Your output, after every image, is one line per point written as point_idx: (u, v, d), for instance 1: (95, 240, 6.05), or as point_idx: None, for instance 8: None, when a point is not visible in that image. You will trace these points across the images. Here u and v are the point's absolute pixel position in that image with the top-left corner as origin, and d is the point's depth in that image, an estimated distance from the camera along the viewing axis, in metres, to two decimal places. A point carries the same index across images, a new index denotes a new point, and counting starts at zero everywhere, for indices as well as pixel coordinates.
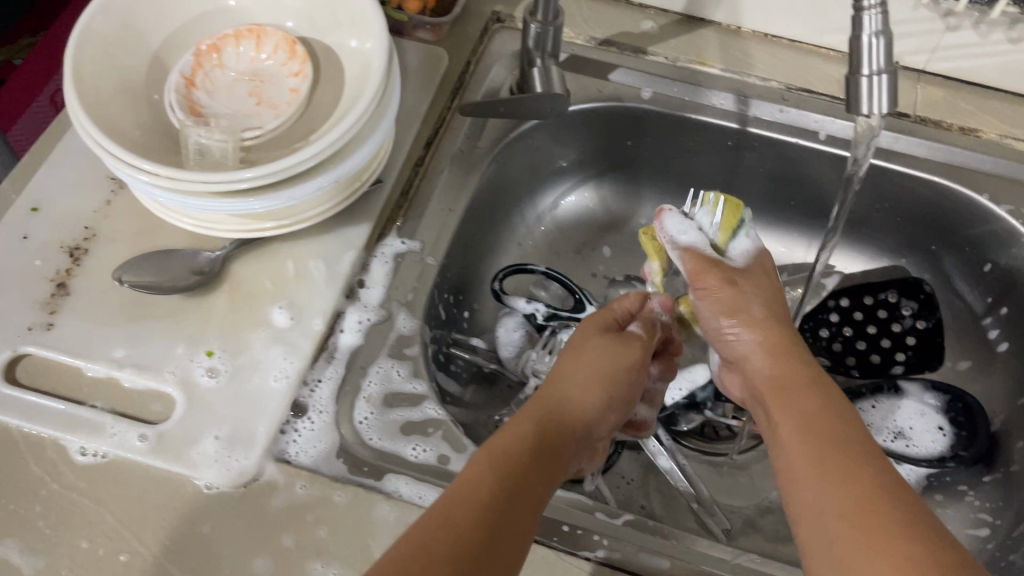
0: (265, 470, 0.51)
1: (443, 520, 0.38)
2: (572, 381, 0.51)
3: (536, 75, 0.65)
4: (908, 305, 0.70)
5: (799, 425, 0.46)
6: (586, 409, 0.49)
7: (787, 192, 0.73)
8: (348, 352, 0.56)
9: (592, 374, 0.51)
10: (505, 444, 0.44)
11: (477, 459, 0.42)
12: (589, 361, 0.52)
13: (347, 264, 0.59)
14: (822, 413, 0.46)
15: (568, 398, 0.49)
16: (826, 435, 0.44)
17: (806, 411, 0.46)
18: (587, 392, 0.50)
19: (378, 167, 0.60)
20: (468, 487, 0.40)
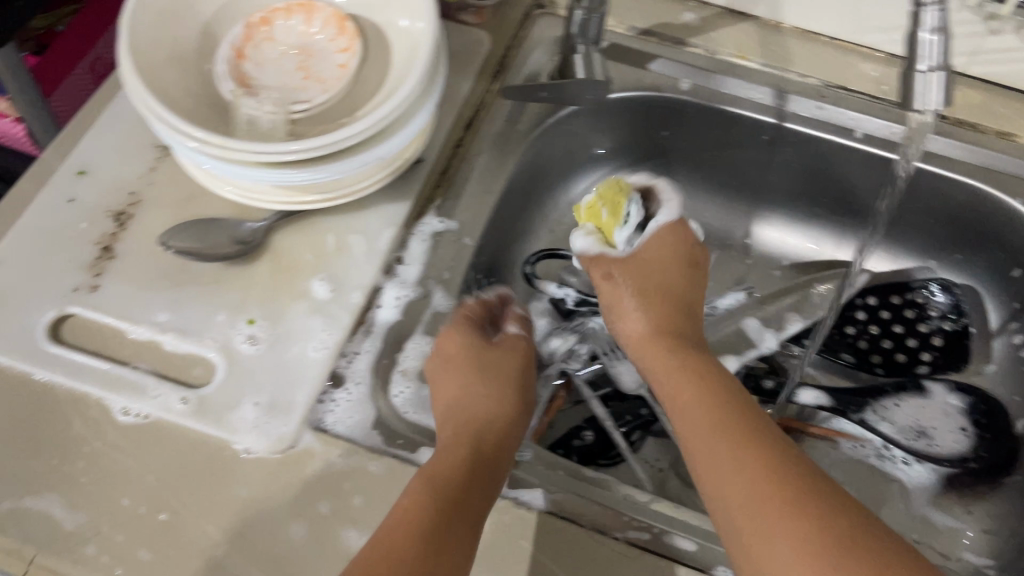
0: (303, 438, 0.51)
1: (397, 546, 0.41)
2: (473, 388, 0.54)
3: (578, 60, 0.65)
4: (936, 306, 0.71)
5: (698, 419, 0.48)
6: (482, 415, 0.52)
7: (818, 189, 0.73)
8: (385, 328, 0.57)
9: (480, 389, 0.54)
10: (445, 467, 0.47)
11: (416, 488, 0.45)
12: (477, 371, 0.55)
13: (386, 240, 0.59)
14: (722, 405, 0.48)
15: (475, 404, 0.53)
16: (734, 426, 0.46)
17: (707, 405, 0.49)
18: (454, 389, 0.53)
19: (420, 146, 0.61)
20: (409, 511, 0.43)
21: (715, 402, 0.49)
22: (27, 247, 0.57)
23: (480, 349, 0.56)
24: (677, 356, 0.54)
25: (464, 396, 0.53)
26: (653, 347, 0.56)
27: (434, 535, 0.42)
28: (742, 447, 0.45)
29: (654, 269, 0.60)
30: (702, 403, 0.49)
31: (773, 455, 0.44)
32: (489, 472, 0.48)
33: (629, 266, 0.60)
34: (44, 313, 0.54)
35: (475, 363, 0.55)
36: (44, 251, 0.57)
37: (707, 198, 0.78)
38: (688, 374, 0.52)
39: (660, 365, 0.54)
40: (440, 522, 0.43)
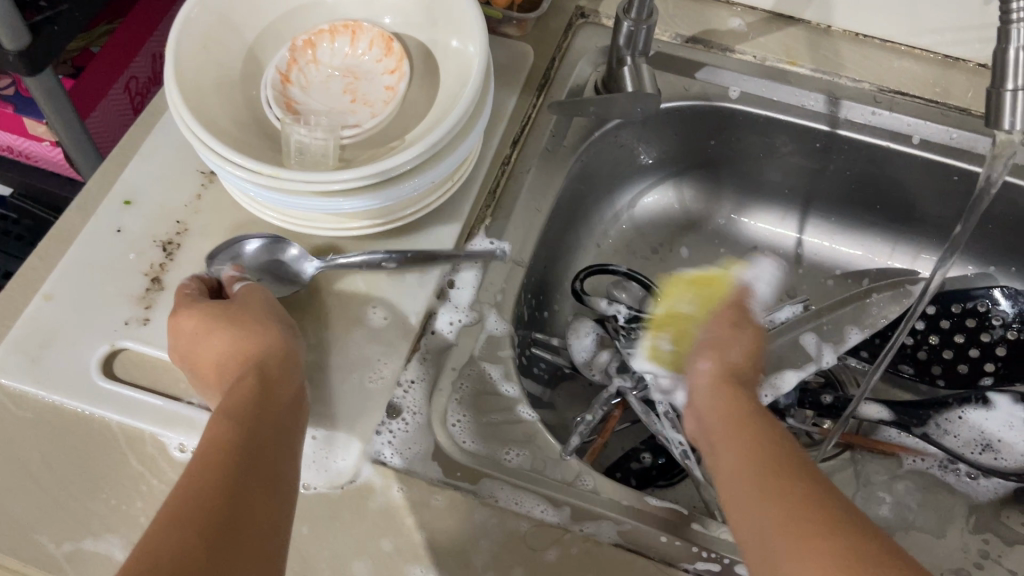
0: (362, 471, 0.51)
1: (215, 467, 0.39)
2: (219, 347, 0.49)
3: (626, 72, 0.64)
4: (999, 314, 0.68)
5: (732, 457, 0.44)
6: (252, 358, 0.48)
7: (872, 196, 0.71)
8: (438, 355, 0.56)
9: (228, 346, 0.49)
10: (244, 401, 0.44)
11: (221, 421, 0.43)
12: (229, 336, 0.49)
13: (437, 264, 0.58)
14: (762, 449, 0.43)
15: (219, 355, 0.49)
16: (762, 463, 0.42)
17: (744, 455, 0.43)
18: (222, 344, 0.49)
19: (469, 166, 0.60)
20: (218, 438, 0.41)
21: (757, 440, 0.44)
22: (75, 279, 0.56)
23: (225, 318, 0.50)
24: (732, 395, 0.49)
25: (221, 366, 0.49)
26: (730, 427, 0.46)
27: (229, 467, 0.40)
28: (765, 493, 0.40)
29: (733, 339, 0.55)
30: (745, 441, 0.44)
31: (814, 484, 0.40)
32: (289, 417, 0.46)
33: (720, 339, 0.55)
34: (95, 348, 0.54)
35: (230, 313, 0.50)
36: (93, 284, 0.56)
37: (756, 206, 0.76)
38: (731, 416, 0.47)
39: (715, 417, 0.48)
40: (234, 451, 0.41)
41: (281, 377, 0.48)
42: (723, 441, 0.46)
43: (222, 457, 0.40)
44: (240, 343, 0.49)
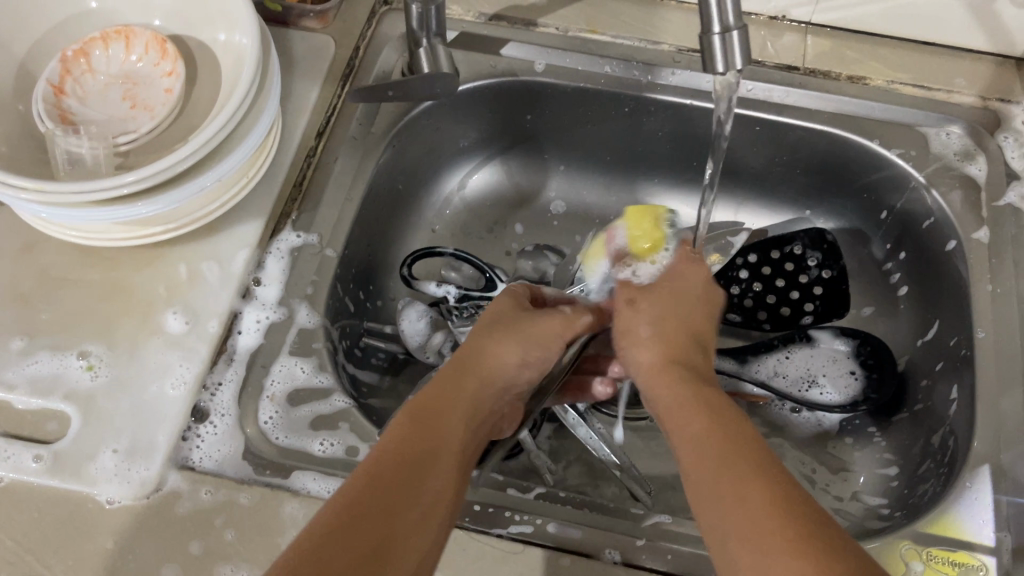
0: (168, 479, 0.50)
1: (384, 478, 0.39)
2: (488, 338, 0.52)
3: (423, 54, 0.64)
4: (813, 256, 0.71)
5: (702, 451, 0.43)
6: (509, 362, 0.52)
7: (688, 153, 0.73)
8: (247, 354, 0.55)
9: (546, 331, 0.55)
10: (438, 405, 0.45)
11: (401, 422, 0.43)
12: (512, 326, 0.53)
13: (240, 263, 0.58)
14: (725, 446, 0.42)
15: (488, 352, 0.51)
16: (714, 440, 0.42)
17: (764, 492, 0.38)
18: (481, 331, 0.53)
19: (266, 161, 0.59)
20: (383, 445, 0.41)
21: (693, 420, 0.45)
22: None
23: (520, 313, 0.55)
24: (667, 358, 0.52)
25: (510, 333, 0.53)
26: (707, 465, 0.42)
27: (375, 515, 0.37)
28: (792, 541, 0.35)
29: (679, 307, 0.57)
30: (696, 415, 0.45)
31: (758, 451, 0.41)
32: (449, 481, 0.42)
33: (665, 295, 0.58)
34: None
35: (528, 327, 0.54)
36: None
37: (584, 176, 0.77)
38: (681, 396, 0.48)
39: (661, 389, 0.50)
40: (412, 449, 0.41)
41: (503, 388, 0.51)
42: (703, 481, 0.41)
43: (367, 500, 0.37)
44: (534, 335, 0.54)
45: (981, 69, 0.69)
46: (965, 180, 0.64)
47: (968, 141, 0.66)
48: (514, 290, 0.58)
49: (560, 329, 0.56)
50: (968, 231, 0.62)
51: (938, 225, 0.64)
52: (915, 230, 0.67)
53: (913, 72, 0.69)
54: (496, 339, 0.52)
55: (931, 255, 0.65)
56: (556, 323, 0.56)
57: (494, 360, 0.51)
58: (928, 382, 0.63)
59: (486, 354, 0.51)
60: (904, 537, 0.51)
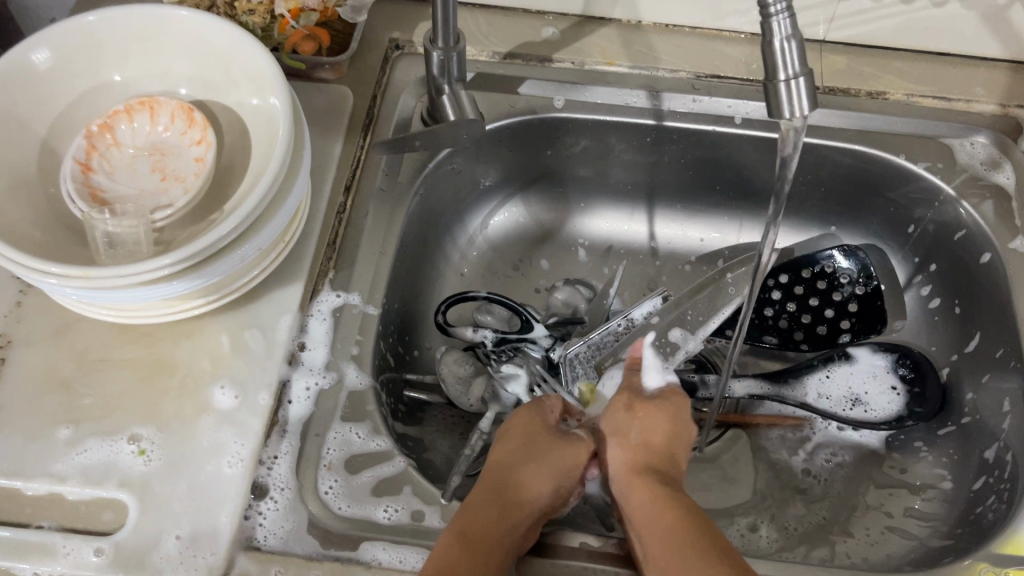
0: (235, 561, 0.48)
1: None
2: (521, 472, 0.53)
3: (446, 101, 0.63)
4: (845, 272, 0.71)
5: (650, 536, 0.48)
6: (540, 491, 0.53)
7: (711, 178, 0.73)
8: (300, 424, 0.54)
9: (569, 464, 0.55)
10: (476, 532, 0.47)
11: (448, 543, 0.46)
12: (540, 456, 0.54)
13: (283, 329, 0.56)
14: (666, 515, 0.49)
15: (520, 487, 0.52)
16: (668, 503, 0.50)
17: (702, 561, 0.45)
18: (509, 458, 0.54)
19: (300, 223, 0.58)
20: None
21: (672, 556, 0.46)
22: None
23: (547, 439, 0.56)
24: (657, 489, 0.51)
25: (536, 466, 0.54)
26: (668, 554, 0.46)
27: None
28: None
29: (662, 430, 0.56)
30: (655, 503, 0.50)
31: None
32: None
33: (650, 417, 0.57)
34: None
35: (552, 447, 0.55)
36: None
37: (604, 207, 0.77)
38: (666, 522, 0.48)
39: (644, 525, 0.49)
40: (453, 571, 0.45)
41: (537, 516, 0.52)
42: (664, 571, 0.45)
43: None
44: (560, 467, 0.55)
45: (998, 76, 0.69)
46: (995, 189, 0.65)
47: (993, 150, 0.66)
48: (542, 403, 0.59)
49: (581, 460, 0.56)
50: (1003, 241, 0.62)
51: (971, 237, 0.65)
52: (946, 242, 0.67)
53: (932, 83, 0.69)
54: (523, 471, 0.53)
55: (964, 266, 0.66)
56: (578, 448, 0.56)
57: (522, 491, 0.52)
58: (974, 394, 0.63)
59: (515, 486, 0.52)
60: (981, 560, 0.50)
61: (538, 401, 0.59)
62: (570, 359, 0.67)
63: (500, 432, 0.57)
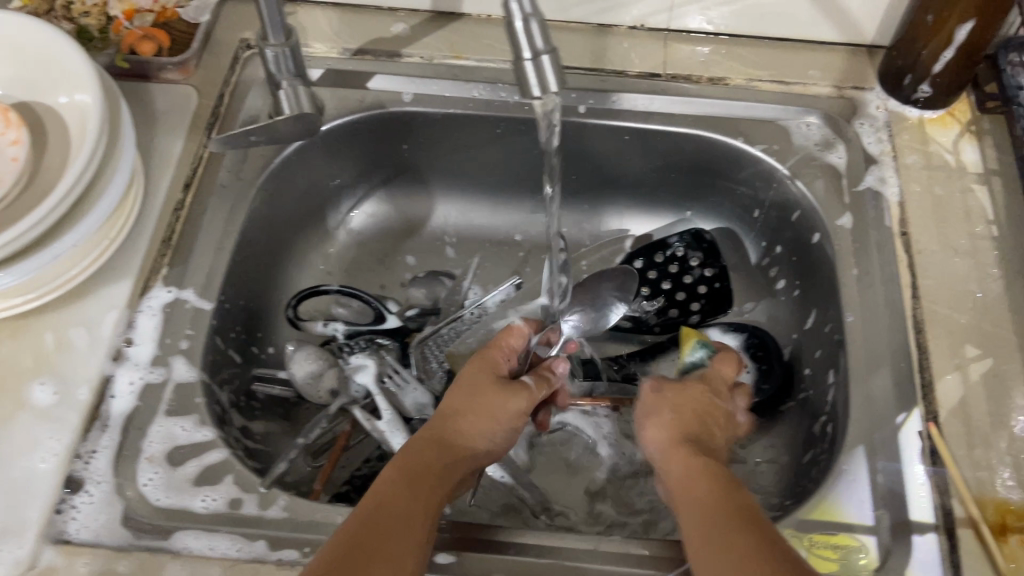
0: (42, 555, 0.48)
1: (381, 516, 0.44)
2: (463, 417, 0.55)
3: (284, 96, 0.64)
4: (693, 256, 0.72)
5: (699, 486, 0.47)
6: (475, 440, 0.55)
7: (568, 167, 0.74)
8: (121, 419, 0.54)
9: (512, 408, 0.57)
10: (422, 467, 0.50)
11: (392, 472, 0.49)
12: (482, 403, 0.56)
13: (109, 325, 0.57)
14: (697, 479, 0.48)
15: (461, 432, 0.54)
16: (691, 468, 0.49)
17: (723, 513, 0.44)
18: (457, 406, 0.56)
19: (127, 220, 0.58)
20: (382, 500, 0.46)
21: (702, 518, 0.44)
22: None
23: (494, 388, 0.57)
24: (689, 459, 0.50)
25: (474, 412, 0.55)
26: (703, 509, 0.45)
27: (365, 543, 0.42)
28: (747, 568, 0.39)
29: (693, 401, 0.56)
30: (693, 471, 0.49)
31: (777, 559, 0.40)
32: (426, 516, 0.46)
33: (682, 395, 0.56)
34: None
35: (496, 392, 0.57)
36: None
37: (468, 198, 0.78)
38: (704, 499, 0.46)
39: (682, 487, 0.49)
40: (408, 496, 0.47)
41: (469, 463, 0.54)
42: (695, 533, 0.44)
43: (356, 537, 0.42)
44: (500, 413, 0.56)
45: (835, 60, 0.71)
46: (827, 169, 0.66)
47: (827, 132, 0.68)
48: (492, 354, 0.60)
49: (525, 403, 0.58)
50: (832, 219, 0.64)
51: (806, 216, 0.66)
52: (786, 224, 0.69)
53: (772, 69, 0.71)
54: (465, 416, 0.55)
55: (802, 246, 0.67)
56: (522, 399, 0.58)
57: (466, 437, 0.54)
58: (811, 370, 0.64)
59: (456, 432, 0.54)
60: (787, 526, 0.51)
61: (487, 352, 0.60)
62: (420, 346, 0.67)
63: (457, 371, 0.60)
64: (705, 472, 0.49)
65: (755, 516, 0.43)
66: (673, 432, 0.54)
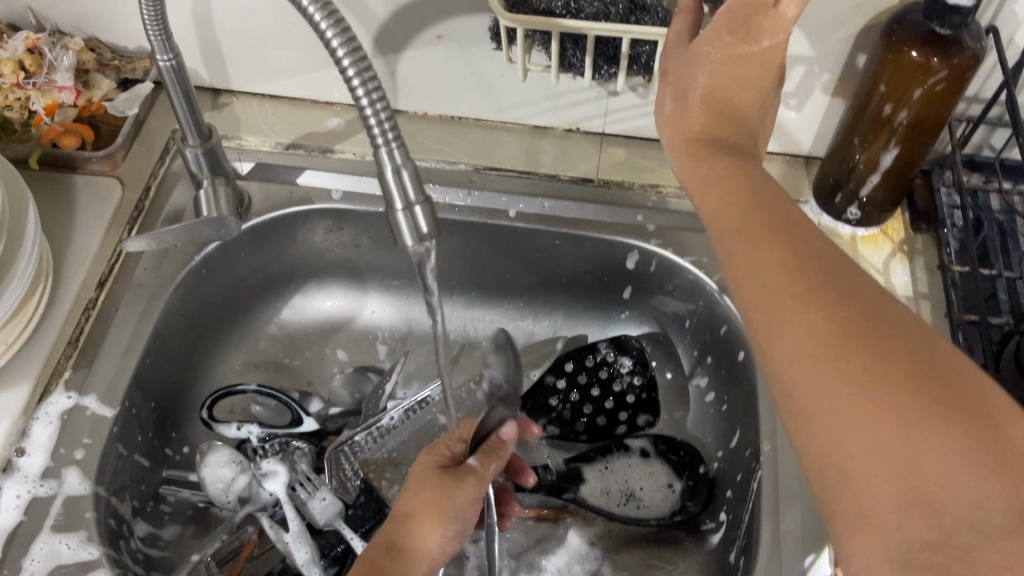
0: None
1: None
2: (414, 521, 0.52)
3: (203, 197, 0.62)
4: (624, 363, 0.71)
5: (745, 255, 0.39)
6: (430, 545, 0.51)
7: (501, 267, 0.73)
8: (5, 535, 0.53)
9: (463, 504, 0.53)
10: None
11: None
12: (430, 502, 0.52)
13: (1, 434, 0.55)
14: (751, 216, 0.41)
15: (411, 534, 0.51)
16: (739, 197, 0.42)
17: (803, 293, 0.35)
18: (405, 504, 0.53)
19: (28, 323, 0.57)
20: None
21: (786, 277, 0.36)
22: None
23: (442, 483, 0.54)
24: (723, 182, 0.44)
25: (427, 514, 0.52)
26: (781, 277, 0.36)
27: None
28: (896, 382, 0.31)
29: (697, 63, 0.48)
30: (733, 208, 0.42)
31: (824, 282, 0.35)
32: None
33: (729, 72, 0.48)
34: None
35: (445, 488, 0.53)
36: None
37: (401, 292, 0.76)
38: (730, 214, 0.42)
39: (732, 241, 0.40)
40: None
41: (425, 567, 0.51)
42: (776, 297, 0.36)
43: None
44: (455, 510, 0.53)
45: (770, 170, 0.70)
46: None
47: None
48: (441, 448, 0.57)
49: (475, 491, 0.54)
50: None
51: (732, 333, 0.65)
52: (714, 338, 0.67)
53: None
54: (417, 517, 0.52)
55: (729, 362, 0.66)
56: (472, 490, 0.54)
57: (420, 543, 0.51)
58: (733, 493, 0.63)
59: (409, 538, 0.51)
60: None
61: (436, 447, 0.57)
62: (336, 454, 0.65)
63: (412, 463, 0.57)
64: (751, 194, 0.42)
65: (806, 257, 0.37)
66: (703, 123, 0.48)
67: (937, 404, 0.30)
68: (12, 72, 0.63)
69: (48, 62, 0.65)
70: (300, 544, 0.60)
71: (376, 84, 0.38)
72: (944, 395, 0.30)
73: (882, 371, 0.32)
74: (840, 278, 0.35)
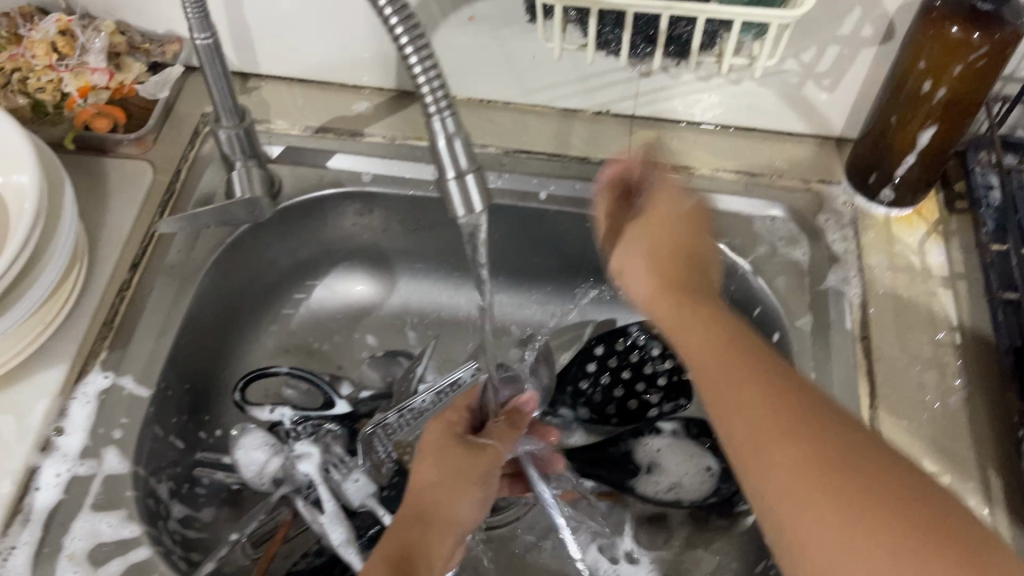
0: None
1: None
2: (443, 490, 0.52)
3: (237, 178, 0.63)
4: (656, 345, 0.71)
5: (740, 403, 0.41)
6: (461, 512, 0.52)
7: (531, 251, 0.73)
8: (45, 513, 0.52)
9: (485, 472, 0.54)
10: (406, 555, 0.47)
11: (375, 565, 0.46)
12: (457, 471, 0.52)
13: (39, 413, 0.55)
14: (731, 355, 0.44)
15: (441, 501, 0.51)
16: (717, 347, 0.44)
17: (812, 447, 0.38)
18: (430, 475, 0.52)
19: (65, 303, 0.57)
20: None
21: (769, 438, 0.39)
22: None
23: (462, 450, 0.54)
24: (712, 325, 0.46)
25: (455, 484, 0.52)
26: (766, 427, 0.39)
27: None
28: (869, 513, 0.35)
29: (654, 227, 0.53)
30: (716, 350, 0.44)
31: (812, 418, 0.39)
32: None
33: (656, 232, 0.53)
34: None
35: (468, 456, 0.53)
36: None
37: (430, 277, 0.76)
38: (729, 362, 0.43)
39: (721, 414, 0.42)
40: None
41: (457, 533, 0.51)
42: (772, 450, 0.39)
43: None
44: (480, 478, 0.53)
45: (801, 152, 0.70)
46: (790, 266, 0.65)
47: (793, 226, 0.67)
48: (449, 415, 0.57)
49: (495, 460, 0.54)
50: (792, 319, 0.62)
51: (767, 314, 0.65)
52: (747, 320, 0.67)
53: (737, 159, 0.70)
54: (446, 487, 0.52)
55: None
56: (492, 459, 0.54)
57: (451, 511, 0.51)
58: None
59: (442, 506, 0.51)
60: None
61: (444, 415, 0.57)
62: (371, 436, 0.65)
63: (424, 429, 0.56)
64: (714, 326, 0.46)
65: (792, 393, 0.40)
66: (656, 272, 0.51)
67: (924, 539, 0.34)
68: (44, 53, 0.65)
69: (80, 44, 0.66)
70: (336, 524, 0.60)
71: (430, 54, 0.38)
72: (924, 528, 0.34)
73: (873, 505, 0.35)
74: (827, 422, 0.39)
